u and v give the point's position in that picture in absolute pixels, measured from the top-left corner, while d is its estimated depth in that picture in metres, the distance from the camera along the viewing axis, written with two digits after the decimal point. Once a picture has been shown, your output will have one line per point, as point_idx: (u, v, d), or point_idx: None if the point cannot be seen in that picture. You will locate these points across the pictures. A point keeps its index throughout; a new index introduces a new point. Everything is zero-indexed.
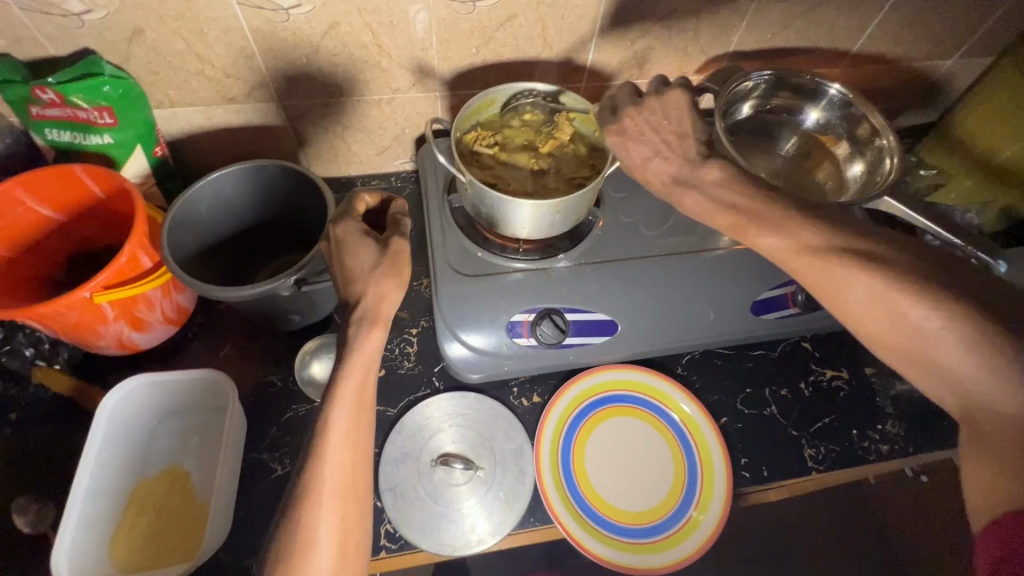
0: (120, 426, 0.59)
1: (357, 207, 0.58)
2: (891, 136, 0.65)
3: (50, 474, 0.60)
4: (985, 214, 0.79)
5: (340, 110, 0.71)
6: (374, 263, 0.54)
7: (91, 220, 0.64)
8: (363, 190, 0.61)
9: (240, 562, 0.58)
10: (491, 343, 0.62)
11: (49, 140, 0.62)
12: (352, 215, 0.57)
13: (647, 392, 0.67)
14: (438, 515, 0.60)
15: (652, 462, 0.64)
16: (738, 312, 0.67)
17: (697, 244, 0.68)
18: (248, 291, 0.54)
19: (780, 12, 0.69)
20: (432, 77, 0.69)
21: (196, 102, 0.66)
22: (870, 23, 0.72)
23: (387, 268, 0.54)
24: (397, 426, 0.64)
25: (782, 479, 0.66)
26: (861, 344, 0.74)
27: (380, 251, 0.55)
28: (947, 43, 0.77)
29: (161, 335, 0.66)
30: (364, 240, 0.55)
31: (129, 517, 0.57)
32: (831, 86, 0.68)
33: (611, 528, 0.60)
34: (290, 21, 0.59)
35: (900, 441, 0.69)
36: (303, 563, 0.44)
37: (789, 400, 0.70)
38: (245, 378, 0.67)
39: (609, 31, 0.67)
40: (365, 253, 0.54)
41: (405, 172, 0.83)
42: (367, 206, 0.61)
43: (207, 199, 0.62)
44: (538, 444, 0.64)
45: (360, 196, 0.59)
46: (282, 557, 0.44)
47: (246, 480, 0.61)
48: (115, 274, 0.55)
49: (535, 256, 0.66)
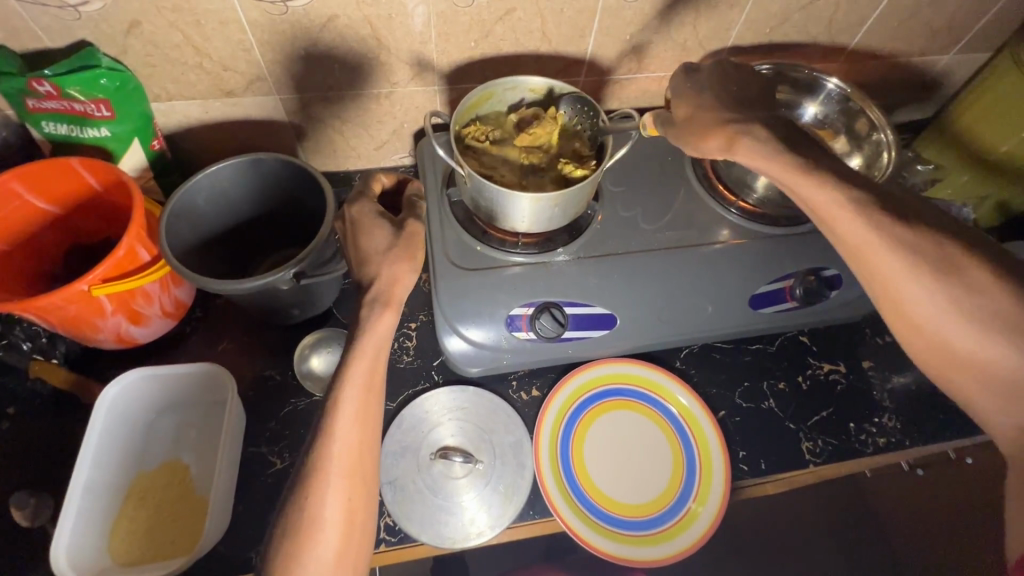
0: (118, 420, 0.59)
1: (373, 187, 0.60)
2: (888, 131, 0.66)
3: (48, 468, 0.60)
4: (982, 208, 0.81)
5: (339, 104, 0.71)
6: (389, 245, 0.55)
7: (88, 213, 0.63)
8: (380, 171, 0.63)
9: (241, 555, 0.58)
10: (491, 337, 0.63)
11: (46, 133, 0.61)
12: (368, 195, 0.59)
13: (646, 385, 0.67)
14: (438, 508, 0.60)
15: (651, 455, 0.64)
16: (737, 306, 0.67)
17: (696, 239, 0.68)
18: (247, 284, 0.54)
19: (779, 6, 0.69)
20: (431, 70, 0.69)
21: (194, 96, 0.66)
22: (868, 18, 0.73)
23: (401, 250, 0.54)
24: (396, 419, 0.64)
25: (780, 472, 0.66)
26: (858, 338, 0.75)
27: (395, 233, 0.56)
28: (944, 39, 0.77)
29: (160, 328, 0.65)
30: (379, 221, 0.56)
31: (129, 511, 0.57)
32: (829, 80, 0.69)
33: (610, 521, 0.61)
34: (289, 13, 0.59)
35: (897, 435, 0.69)
36: (309, 541, 0.45)
37: (787, 393, 0.71)
38: (244, 372, 0.67)
39: (608, 25, 0.67)
40: (380, 234, 0.56)
41: (403, 166, 0.83)
42: (384, 186, 0.63)
43: (205, 192, 0.62)
44: (537, 438, 0.64)
45: (376, 176, 0.62)
46: (291, 534, 0.45)
47: (245, 474, 0.61)
48: (113, 267, 0.55)
49: (534, 250, 0.66)
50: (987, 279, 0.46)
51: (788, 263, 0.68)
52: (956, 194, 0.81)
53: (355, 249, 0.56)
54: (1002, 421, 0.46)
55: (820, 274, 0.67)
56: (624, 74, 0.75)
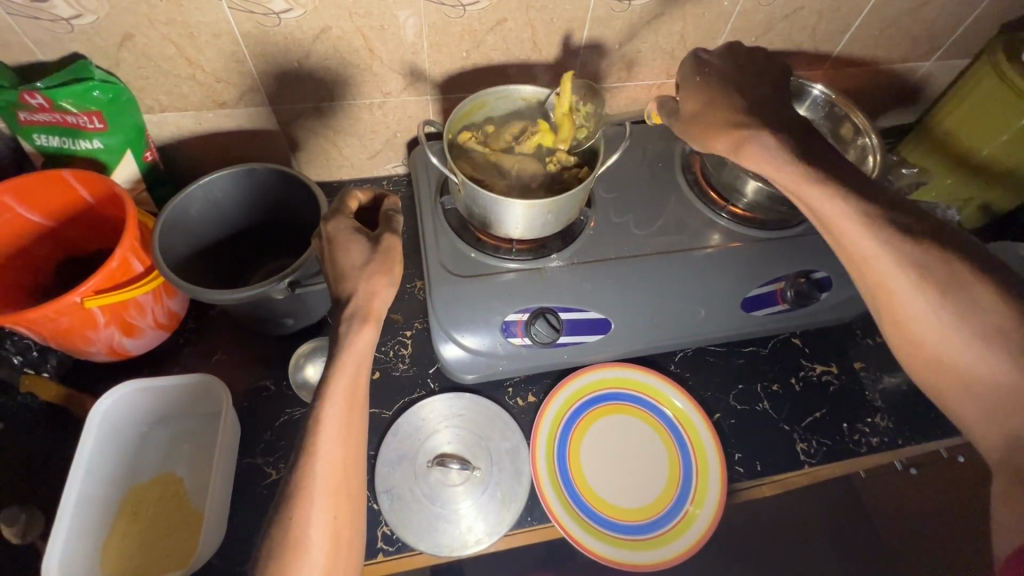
0: (110, 435, 0.59)
1: (349, 204, 0.59)
2: (873, 135, 0.67)
3: (39, 483, 0.59)
4: (965, 210, 0.83)
5: (332, 115, 0.71)
6: (365, 260, 0.54)
7: (81, 225, 0.63)
8: (354, 187, 0.61)
9: (236, 568, 0.57)
10: (485, 343, 0.63)
11: (38, 145, 0.61)
12: (345, 212, 0.58)
13: (639, 389, 0.68)
14: (436, 516, 0.60)
15: (647, 459, 0.64)
16: (728, 310, 0.67)
17: (688, 243, 0.69)
18: (240, 293, 0.54)
19: (763, 15, 0.70)
20: (424, 80, 0.69)
21: (187, 107, 0.66)
22: (851, 25, 0.74)
23: (378, 265, 0.54)
24: (393, 427, 0.64)
25: (774, 474, 0.67)
26: (850, 338, 0.76)
27: (372, 248, 0.55)
28: (924, 46, 0.79)
29: (152, 340, 0.65)
30: (356, 237, 0.55)
31: (122, 526, 0.56)
32: (813, 86, 0.70)
33: (607, 525, 0.61)
34: (282, 25, 0.59)
35: (889, 434, 0.70)
36: (297, 561, 0.44)
37: (781, 395, 0.71)
38: (238, 383, 0.66)
39: (597, 34, 0.68)
40: (357, 250, 0.54)
41: (396, 175, 0.84)
42: (360, 203, 0.62)
43: (198, 203, 0.62)
44: (534, 443, 0.64)
45: (353, 195, 0.60)
46: (276, 554, 0.44)
47: (240, 486, 0.61)
48: (105, 278, 0.54)
49: (527, 256, 0.67)
50: (959, 280, 0.47)
51: (777, 265, 0.69)
52: (940, 195, 0.83)
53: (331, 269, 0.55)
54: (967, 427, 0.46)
55: (811, 276, 0.69)
56: (614, 82, 0.76)
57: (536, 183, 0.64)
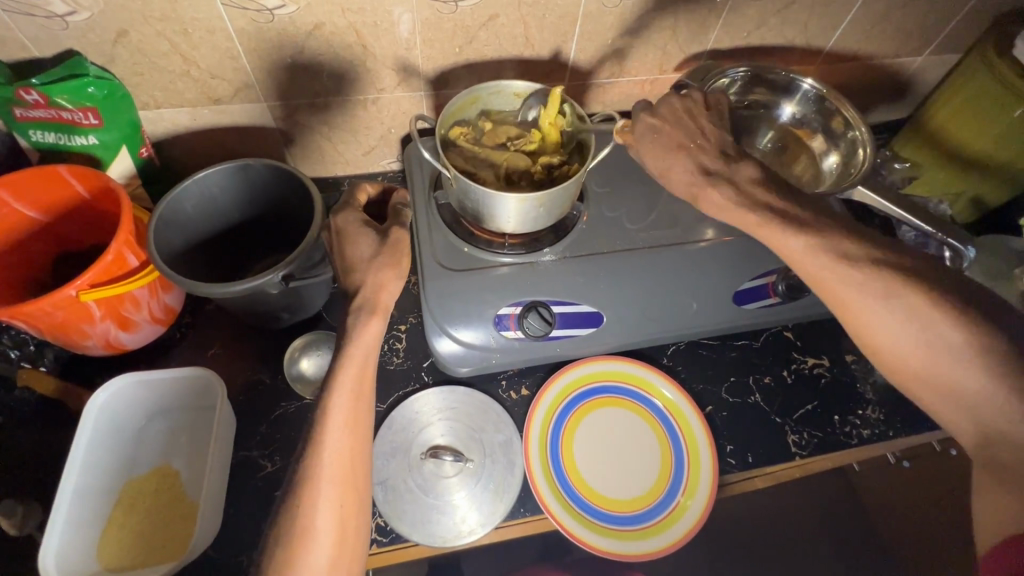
0: (107, 427, 0.59)
1: (358, 197, 0.61)
2: (862, 128, 0.67)
3: (37, 476, 0.60)
4: (957, 204, 0.83)
5: (327, 110, 0.72)
6: (375, 252, 0.55)
7: (77, 220, 0.64)
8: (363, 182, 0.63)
9: (232, 560, 0.57)
10: (481, 337, 0.63)
11: (33, 141, 0.61)
12: (353, 206, 0.59)
13: (633, 382, 0.68)
14: (430, 507, 0.60)
15: (638, 450, 0.65)
16: (719, 303, 0.68)
17: (680, 237, 0.69)
18: (237, 286, 0.55)
19: (755, 11, 0.71)
20: (417, 76, 0.70)
21: (182, 104, 0.67)
22: (842, 21, 0.75)
23: (386, 258, 0.55)
24: (387, 420, 0.65)
25: (765, 466, 0.66)
26: (842, 332, 0.76)
27: (380, 241, 0.56)
28: (915, 41, 0.80)
29: (149, 334, 0.65)
30: (365, 230, 0.57)
31: (118, 517, 0.56)
32: (804, 81, 0.70)
33: (599, 516, 0.61)
34: (275, 21, 0.60)
35: (880, 425, 0.70)
36: (301, 551, 0.44)
37: (772, 387, 0.72)
38: (235, 376, 0.67)
39: (589, 30, 0.69)
40: (365, 243, 0.56)
41: (392, 171, 0.84)
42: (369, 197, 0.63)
43: (193, 199, 0.62)
44: (526, 437, 0.64)
45: (361, 187, 0.62)
46: (280, 545, 0.45)
47: (236, 478, 0.61)
48: (101, 273, 0.55)
49: (520, 250, 0.67)
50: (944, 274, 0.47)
51: (769, 259, 0.69)
52: (932, 189, 0.84)
53: (341, 256, 0.56)
54: (950, 419, 0.47)
55: None
56: (606, 78, 0.76)
57: (523, 178, 0.64)
